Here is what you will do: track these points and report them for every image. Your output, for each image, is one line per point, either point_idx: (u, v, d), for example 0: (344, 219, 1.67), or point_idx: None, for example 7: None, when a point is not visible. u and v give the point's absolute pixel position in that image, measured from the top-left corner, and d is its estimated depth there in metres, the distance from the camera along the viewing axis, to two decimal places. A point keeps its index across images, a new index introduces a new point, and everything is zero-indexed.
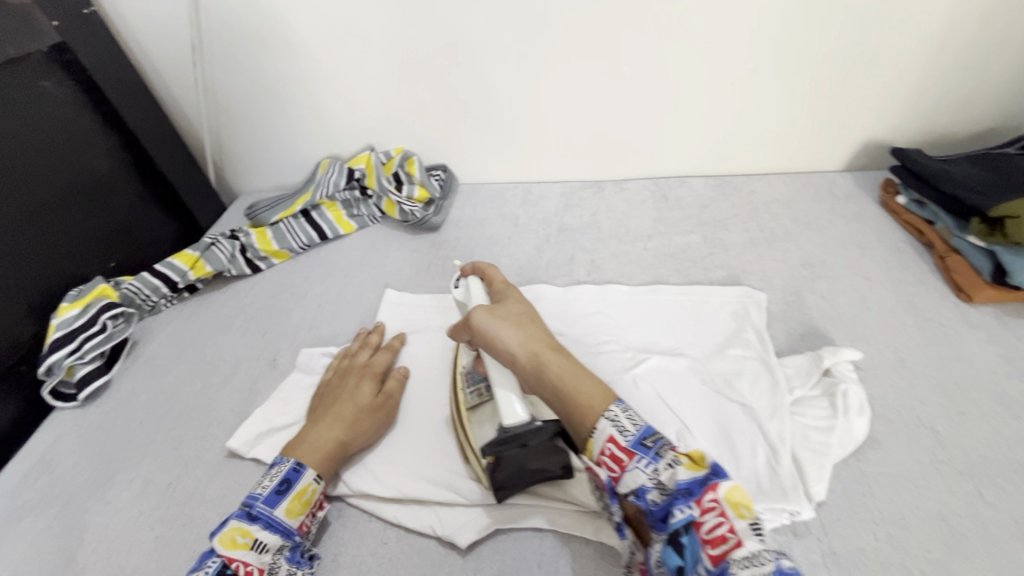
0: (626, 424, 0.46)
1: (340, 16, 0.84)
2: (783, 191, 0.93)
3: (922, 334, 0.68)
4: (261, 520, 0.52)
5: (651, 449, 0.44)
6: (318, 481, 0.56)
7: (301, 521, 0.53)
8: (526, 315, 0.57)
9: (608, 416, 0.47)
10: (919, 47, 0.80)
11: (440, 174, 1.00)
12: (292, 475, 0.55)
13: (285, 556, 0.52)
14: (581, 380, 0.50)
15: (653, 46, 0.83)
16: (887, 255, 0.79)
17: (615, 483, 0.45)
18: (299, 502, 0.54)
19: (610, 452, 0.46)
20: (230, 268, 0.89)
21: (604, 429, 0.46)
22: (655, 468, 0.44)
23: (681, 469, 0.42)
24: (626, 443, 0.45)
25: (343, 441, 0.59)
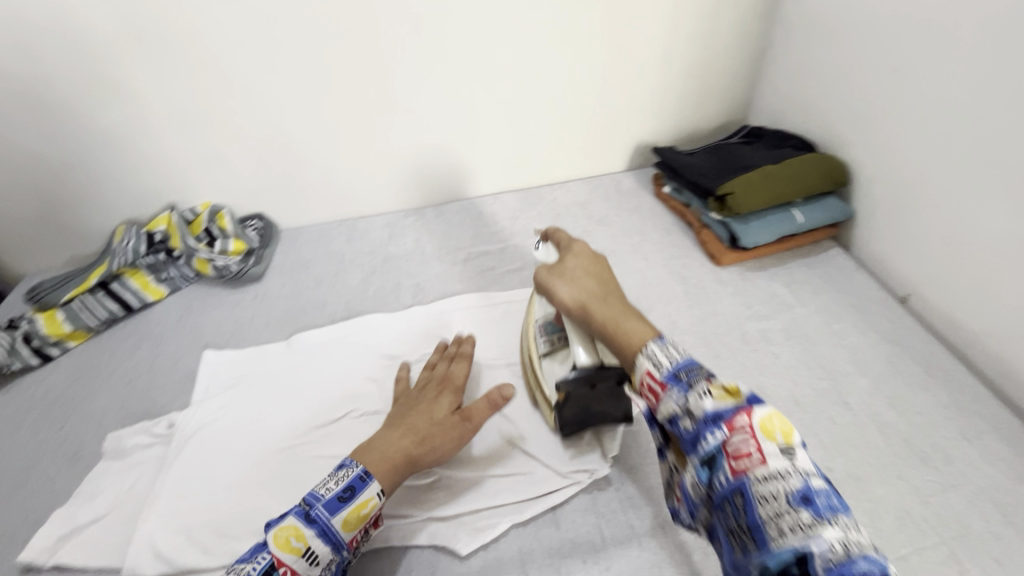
0: (665, 360, 0.46)
1: (107, 77, 0.80)
2: (580, 194, 1.06)
3: (690, 298, 0.82)
4: (318, 525, 0.49)
5: (682, 379, 0.44)
6: (380, 496, 0.53)
7: (354, 536, 0.51)
8: (594, 267, 0.58)
9: (647, 352, 0.47)
10: (653, 65, 0.98)
11: (256, 224, 0.98)
12: (356, 483, 0.52)
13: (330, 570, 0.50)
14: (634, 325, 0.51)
15: (436, 81, 0.91)
16: (661, 237, 0.94)
17: (654, 411, 0.47)
18: (358, 516, 0.51)
19: (648, 383, 0.46)
20: (13, 363, 0.80)
21: (641, 364, 0.47)
22: (682, 397, 0.43)
23: (712, 399, 0.42)
24: (661, 376, 0.45)
25: (413, 454, 0.56)
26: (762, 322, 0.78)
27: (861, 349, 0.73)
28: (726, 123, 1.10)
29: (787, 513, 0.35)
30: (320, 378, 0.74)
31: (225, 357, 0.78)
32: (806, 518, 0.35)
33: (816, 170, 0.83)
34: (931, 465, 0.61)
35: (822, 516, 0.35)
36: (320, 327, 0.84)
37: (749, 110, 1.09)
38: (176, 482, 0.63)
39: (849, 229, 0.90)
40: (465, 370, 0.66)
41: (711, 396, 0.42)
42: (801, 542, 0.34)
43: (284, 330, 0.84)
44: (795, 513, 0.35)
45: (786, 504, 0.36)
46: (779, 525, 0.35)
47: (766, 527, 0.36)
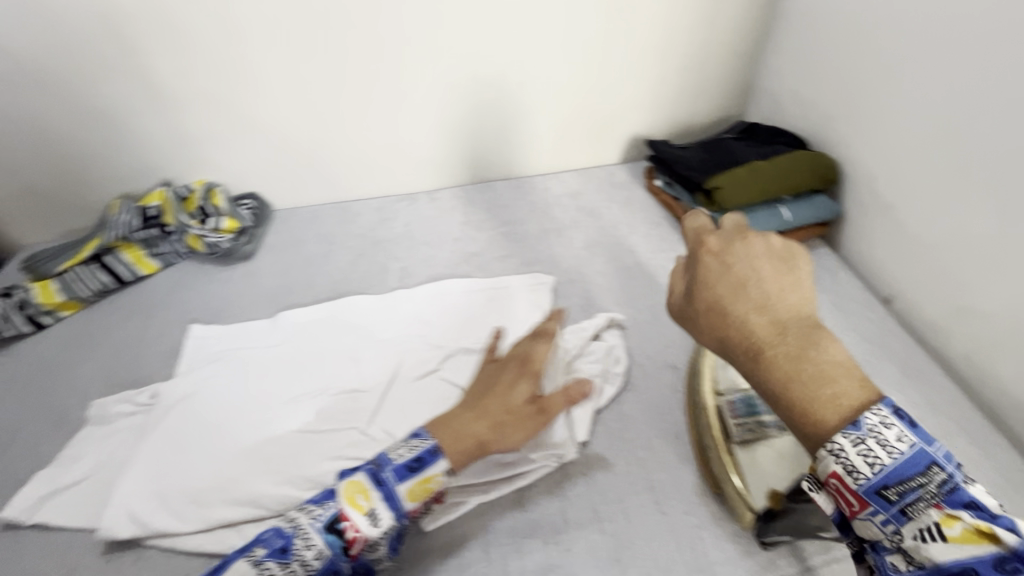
0: (861, 465, 0.37)
1: (106, 52, 0.81)
2: (572, 185, 1.06)
3: (672, 291, 0.82)
4: (385, 488, 0.50)
5: (893, 504, 0.37)
6: (446, 475, 0.52)
7: (417, 508, 0.51)
8: (782, 270, 0.44)
9: (842, 444, 0.37)
10: (649, 58, 0.98)
11: (250, 203, 0.99)
12: (427, 456, 0.52)
13: (388, 536, 0.50)
14: (519, 390, 0.58)
15: (430, 67, 0.91)
16: (649, 230, 0.94)
17: (841, 518, 0.41)
18: (423, 489, 0.51)
19: (836, 487, 0.38)
20: (8, 329, 0.82)
21: (826, 463, 0.38)
22: (897, 531, 0.37)
23: (947, 540, 0.35)
24: (860, 489, 0.37)
25: (485, 440, 0.55)
26: None
27: None
28: (723, 118, 1.10)
29: None
30: (301, 356, 0.76)
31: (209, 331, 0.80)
32: None
33: (804, 168, 0.83)
34: None
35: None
36: (305, 306, 0.85)
37: (746, 106, 1.08)
38: (154, 450, 0.64)
39: (837, 230, 0.89)
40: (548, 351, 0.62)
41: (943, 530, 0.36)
42: None
43: (271, 307, 0.86)
44: None
45: None
46: None
47: None
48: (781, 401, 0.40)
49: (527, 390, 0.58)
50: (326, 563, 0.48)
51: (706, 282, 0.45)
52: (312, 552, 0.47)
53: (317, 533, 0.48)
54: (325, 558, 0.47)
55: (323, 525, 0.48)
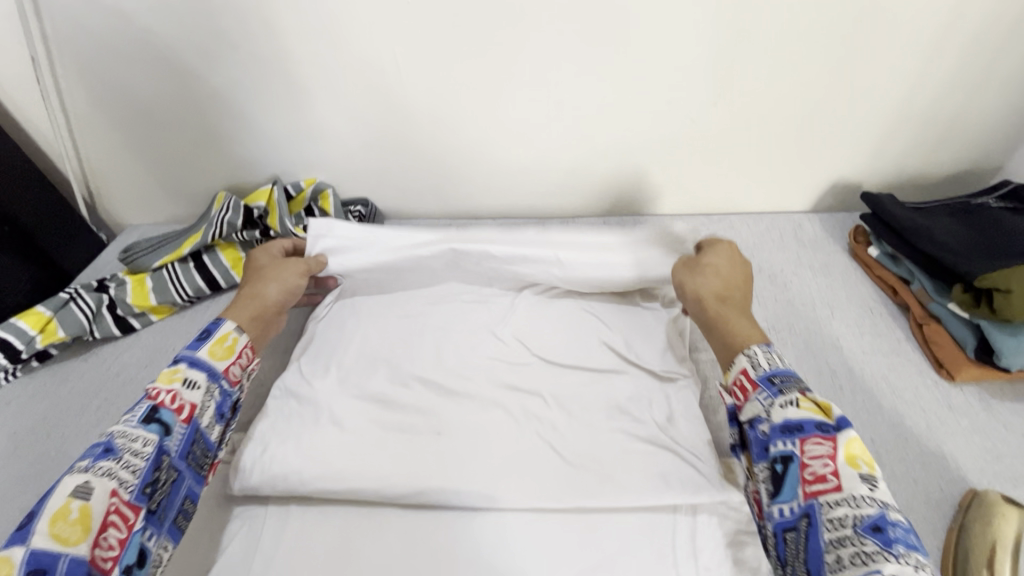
0: (761, 364, 0.48)
1: (225, 27, 0.69)
2: (747, 235, 0.83)
3: (904, 421, 0.59)
4: (185, 360, 0.51)
5: (775, 385, 0.46)
6: (241, 333, 0.56)
7: (227, 366, 0.53)
8: (739, 278, 0.61)
9: (749, 355, 0.49)
10: (892, 86, 0.72)
11: (360, 209, 0.86)
12: (212, 326, 0.56)
13: (214, 398, 0.52)
14: (259, 256, 0.68)
15: (598, 75, 0.72)
16: (858, 317, 0.70)
17: (739, 410, 0.49)
18: (222, 348, 0.54)
19: (742, 382, 0.49)
20: (94, 330, 0.74)
21: (739, 362, 0.49)
22: (771, 401, 0.45)
23: (798, 409, 0.44)
24: (756, 376, 0.48)
25: (269, 309, 0.62)
26: (1020, 489, 0.53)
27: None
28: (970, 170, 0.81)
29: (850, 539, 0.37)
30: None
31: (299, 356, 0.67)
32: (872, 547, 0.36)
33: None
34: None
35: (889, 547, 0.36)
36: None
37: (1009, 157, 0.79)
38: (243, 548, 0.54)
39: None
40: (721, 266, 0.62)
41: (800, 406, 0.44)
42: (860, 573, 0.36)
43: None
44: (862, 541, 0.37)
45: (855, 536, 0.37)
46: (838, 554, 0.37)
47: (825, 553, 0.38)
48: (722, 339, 0.54)
49: (265, 258, 0.67)
50: (156, 449, 0.46)
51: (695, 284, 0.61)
52: (140, 444, 0.45)
53: (136, 428, 0.46)
54: (155, 444, 0.46)
55: (139, 420, 0.47)
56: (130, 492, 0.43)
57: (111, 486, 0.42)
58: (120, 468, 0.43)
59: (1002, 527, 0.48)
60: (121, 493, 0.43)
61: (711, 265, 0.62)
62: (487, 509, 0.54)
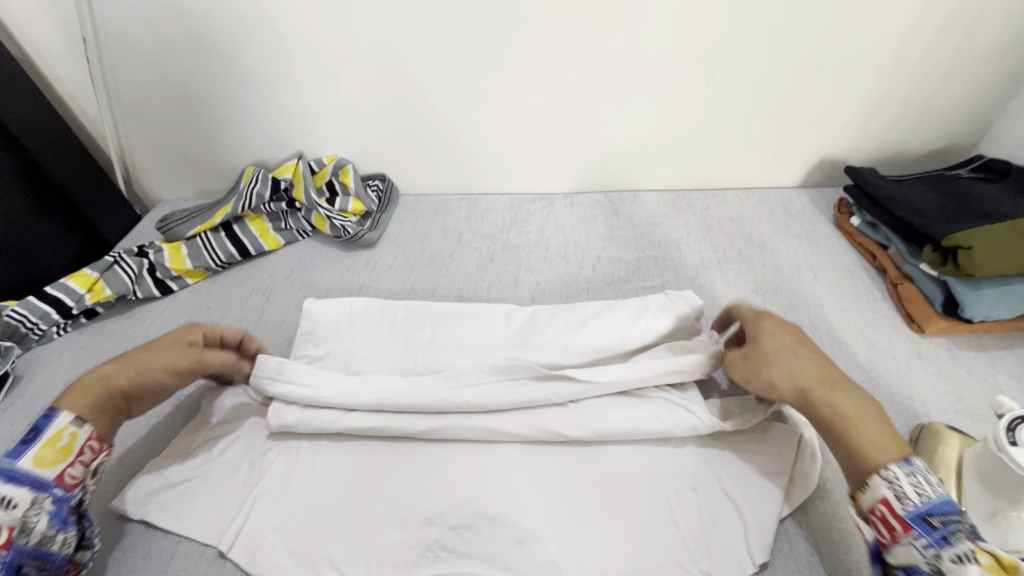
0: (909, 492, 0.42)
1: (257, 12, 0.76)
2: (739, 208, 0.89)
3: (877, 369, 0.65)
4: (2, 473, 0.46)
5: (937, 532, 0.40)
6: (79, 425, 0.51)
7: (60, 470, 0.48)
8: (800, 344, 0.53)
9: (887, 477, 0.43)
10: (873, 67, 0.77)
11: (377, 184, 0.92)
12: (38, 423, 0.49)
13: (46, 510, 0.46)
14: (166, 336, 0.59)
15: (600, 57, 0.78)
16: (840, 280, 0.76)
17: (880, 547, 0.43)
18: (51, 449, 0.48)
19: (882, 514, 0.43)
20: (136, 290, 0.80)
21: (878, 487, 0.43)
22: (936, 552, 0.40)
23: (978, 567, 0.38)
24: (906, 513, 0.42)
25: (123, 385, 0.54)
26: (977, 424, 0.59)
27: None
28: (949, 147, 0.87)
29: None
30: None
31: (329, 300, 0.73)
32: None
33: None
34: None
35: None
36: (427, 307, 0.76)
37: (986, 134, 0.84)
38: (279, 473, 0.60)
39: None
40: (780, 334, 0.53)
41: (975, 560, 0.39)
42: None
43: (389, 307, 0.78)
44: None
45: None
46: None
47: None
48: (837, 426, 0.47)
49: (173, 337, 0.59)
50: None
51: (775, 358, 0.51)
52: None
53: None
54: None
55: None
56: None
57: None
58: None
59: (946, 452, 0.52)
60: None
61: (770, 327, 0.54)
62: (497, 441, 0.61)
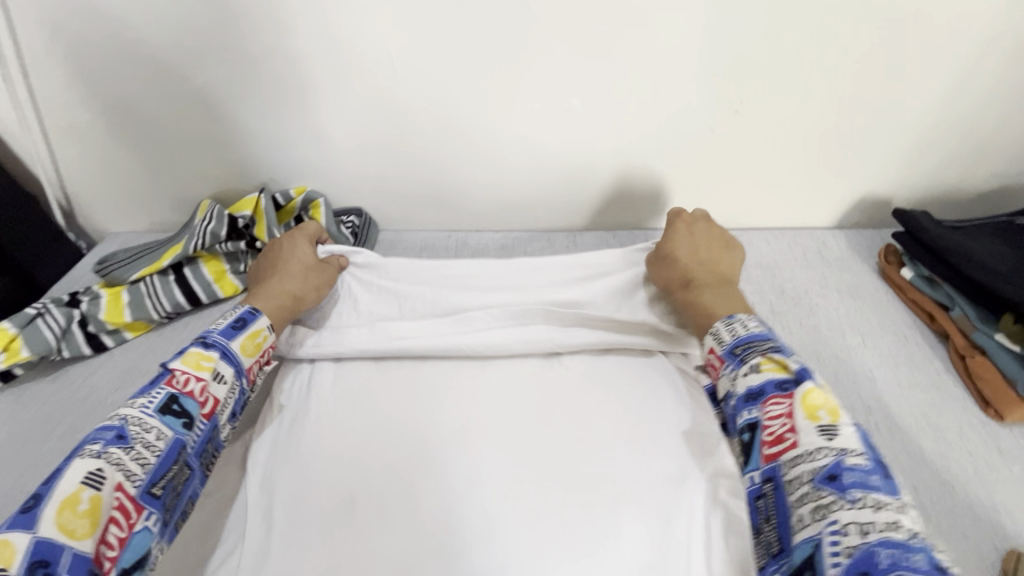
0: (725, 336, 0.53)
1: (211, 23, 0.64)
2: (767, 251, 0.78)
3: (949, 467, 0.53)
4: (217, 348, 0.53)
5: (737, 358, 0.51)
6: (271, 332, 0.58)
7: (251, 363, 0.55)
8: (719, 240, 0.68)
9: (714, 330, 0.55)
10: (931, 95, 0.66)
11: (353, 220, 0.81)
12: (247, 316, 0.57)
13: (234, 396, 0.53)
14: (301, 253, 0.67)
15: (611, 80, 0.67)
16: (893, 345, 0.64)
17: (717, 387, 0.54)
18: (252, 343, 0.56)
19: (712, 359, 0.54)
20: (62, 348, 0.68)
21: (709, 339, 0.55)
22: (734, 374, 0.50)
23: (760, 370, 0.48)
24: (722, 352, 0.53)
25: (297, 295, 0.63)
26: None
27: None
28: (1010, 186, 0.75)
29: (811, 494, 0.39)
30: None
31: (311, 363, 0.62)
32: (827, 494, 0.39)
33: None
34: None
35: (844, 492, 0.38)
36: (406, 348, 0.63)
37: None
38: None
39: None
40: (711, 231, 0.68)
41: (761, 367, 0.48)
42: (833, 490, 0.39)
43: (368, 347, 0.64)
44: (818, 491, 0.39)
45: (810, 485, 0.40)
46: (802, 510, 0.39)
47: (792, 515, 0.40)
48: (695, 311, 0.60)
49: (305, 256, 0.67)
50: (171, 444, 0.46)
51: (671, 241, 0.66)
52: (153, 436, 0.45)
53: (152, 418, 0.46)
54: (169, 438, 0.46)
55: (155, 409, 0.47)
56: (136, 488, 0.43)
57: (119, 477, 0.42)
58: (131, 459, 0.43)
59: None
60: (129, 484, 0.43)
61: (679, 232, 0.67)
62: None
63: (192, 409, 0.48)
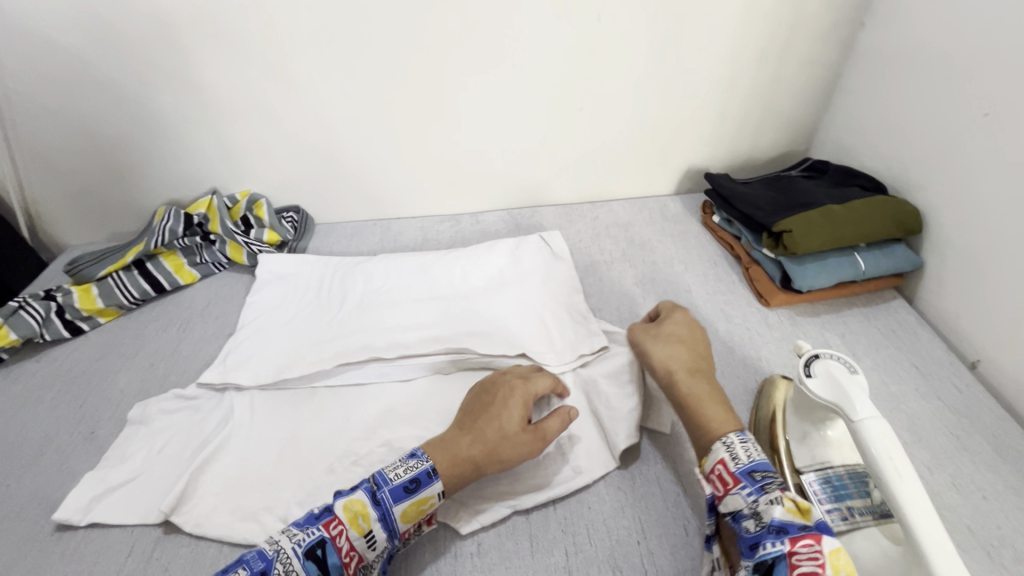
0: (742, 455, 0.50)
1: (162, 60, 0.80)
2: (623, 215, 1.01)
3: (733, 339, 0.76)
4: (380, 509, 0.50)
5: (758, 482, 0.48)
6: (439, 498, 0.53)
7: (408, 528, 0.52)
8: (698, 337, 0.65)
9: (726, 441, 0.52)
10: (715, 90, 0.92)
11: (292, 215, 0.98)
12: (422, 477, 0.53)
13: (381, 557, 0.51)
14: (513, 412, 0.59)
15: (487, 91, 0.88)
16: (706, 269, 0.89)
17: (715, 501, 0.50)
18: (415, 510, 0.52)
19: (721, 472, 0.50)
20: (44, 333, 0.80)
21: (718, 451, 0.51)
22: (756, 498, 0.47)
23: (784, 509, 0.45)
24: (735, 470, 0.49)
25: (478, 461, 0.56)
26: None
27: (922, 418, 0.67)
28: (786, 154, 1.03)
29: None
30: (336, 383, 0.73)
31: (251, 338, 0.78)
32: None
33: (880, 211, 0.77)
34: (997, 563, 0.54)
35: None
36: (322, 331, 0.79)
37: (812, 142, 1.02)
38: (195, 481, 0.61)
39: (916, 281, 0.83)
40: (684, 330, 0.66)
41: (782, 505, 0.46)
42: None
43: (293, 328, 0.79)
44: None
45: None
46: None
47: None
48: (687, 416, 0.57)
49: (520, 413, 0.59)
50: None
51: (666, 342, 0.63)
52: None
53: (298, 560, 0.47)
54: None
55: (304, 551, 0.47)
56: None
57: None
58: None
59: (776, 394, 0.64)
60: None
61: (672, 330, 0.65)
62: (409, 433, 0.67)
63: (335, 569, 0.47)
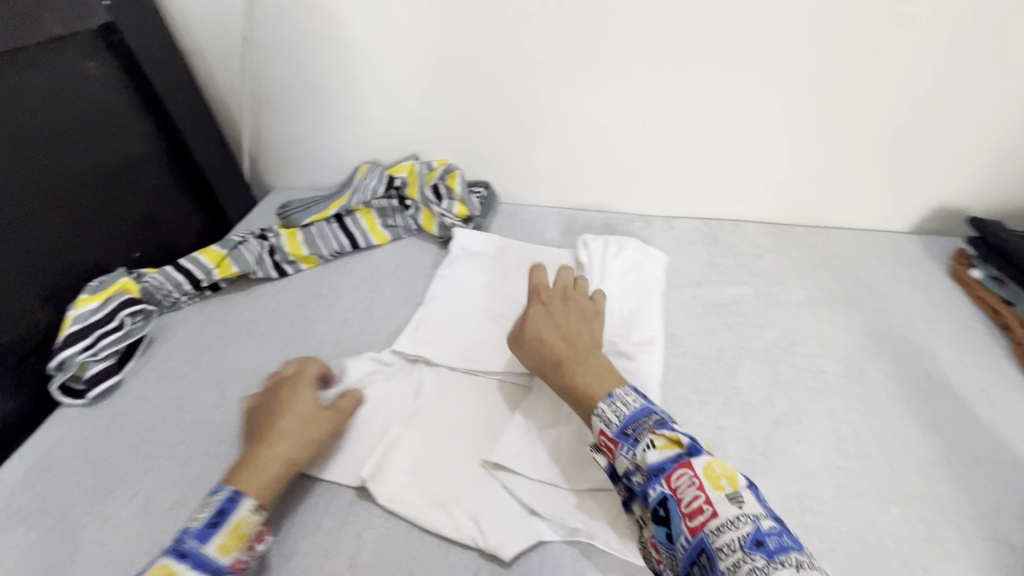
0: (610, 418, 0.52)
1: (401, 20, 0.80)
2: (845, 248, 0.87)
3: (1001, 432, 0.62)
4: (189, 558, 0.48)
5: (630, 437, 0.49)
6: (256, 512, 0.53)
7: (236, 557, 0.50)
8: (561, 319, 0.63)
9: (598, 412, 0.53)
10: (1020, 116, 0.74)
11: (481, 191, 0.96)
12: (226, 505, 0.52)
13: None
14: (302, 396, 0.62)
15: (725, 87, 0.78)
16: (957, 333, 0.73)
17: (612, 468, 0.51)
18: (233, 538, 0.51)
19: (604, 441, 0.51)
20: (257, 270, 0.86)
21: (595, 424, 0.52)
22: (632, 454, 0.48)
23: (655, 450, 0.47)
24: (613, 433, 0.50)
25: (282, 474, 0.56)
26: None
27: None
28: None
29: (742, 559, 0.40)
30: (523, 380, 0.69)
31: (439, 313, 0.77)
32: (761, 560, 0.40)
33: None
34: None
35: (773, 557, 0.40)
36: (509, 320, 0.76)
37: None
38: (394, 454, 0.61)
39: None
40: (565, 310, 0.64)
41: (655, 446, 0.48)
42: (760, 552, 0.40)
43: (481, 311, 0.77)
44: (751, 557, 0.40)
45: (741, 551, 0.40)
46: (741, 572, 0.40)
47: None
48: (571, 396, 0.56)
49: (309, 401, 0.61)
50: None
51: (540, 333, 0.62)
52: None
53: None
54: None
55: None
56: None
57: None
58: None
59: None
60: None
61: (536, 309, 0.64)
62: None
63: None
